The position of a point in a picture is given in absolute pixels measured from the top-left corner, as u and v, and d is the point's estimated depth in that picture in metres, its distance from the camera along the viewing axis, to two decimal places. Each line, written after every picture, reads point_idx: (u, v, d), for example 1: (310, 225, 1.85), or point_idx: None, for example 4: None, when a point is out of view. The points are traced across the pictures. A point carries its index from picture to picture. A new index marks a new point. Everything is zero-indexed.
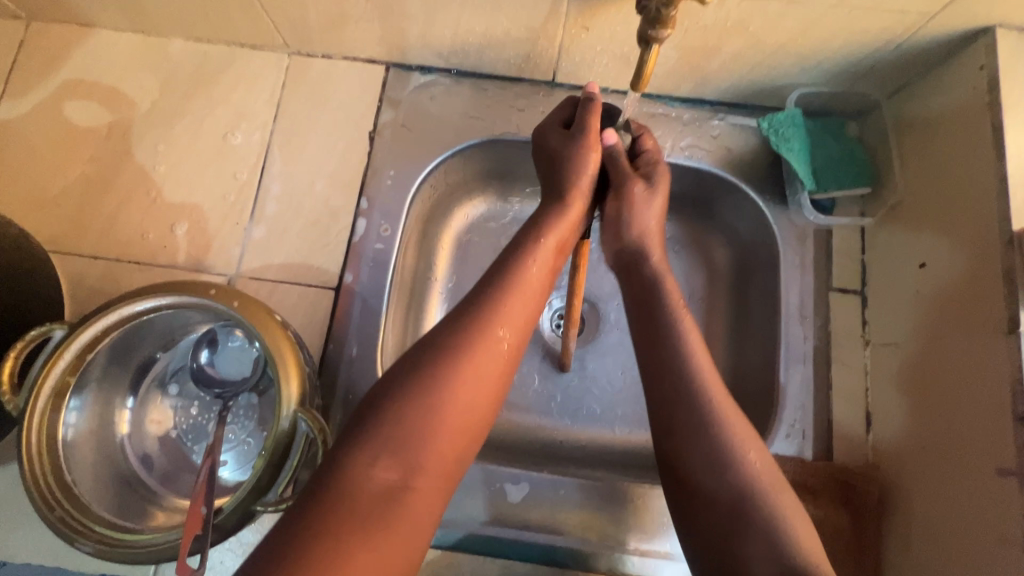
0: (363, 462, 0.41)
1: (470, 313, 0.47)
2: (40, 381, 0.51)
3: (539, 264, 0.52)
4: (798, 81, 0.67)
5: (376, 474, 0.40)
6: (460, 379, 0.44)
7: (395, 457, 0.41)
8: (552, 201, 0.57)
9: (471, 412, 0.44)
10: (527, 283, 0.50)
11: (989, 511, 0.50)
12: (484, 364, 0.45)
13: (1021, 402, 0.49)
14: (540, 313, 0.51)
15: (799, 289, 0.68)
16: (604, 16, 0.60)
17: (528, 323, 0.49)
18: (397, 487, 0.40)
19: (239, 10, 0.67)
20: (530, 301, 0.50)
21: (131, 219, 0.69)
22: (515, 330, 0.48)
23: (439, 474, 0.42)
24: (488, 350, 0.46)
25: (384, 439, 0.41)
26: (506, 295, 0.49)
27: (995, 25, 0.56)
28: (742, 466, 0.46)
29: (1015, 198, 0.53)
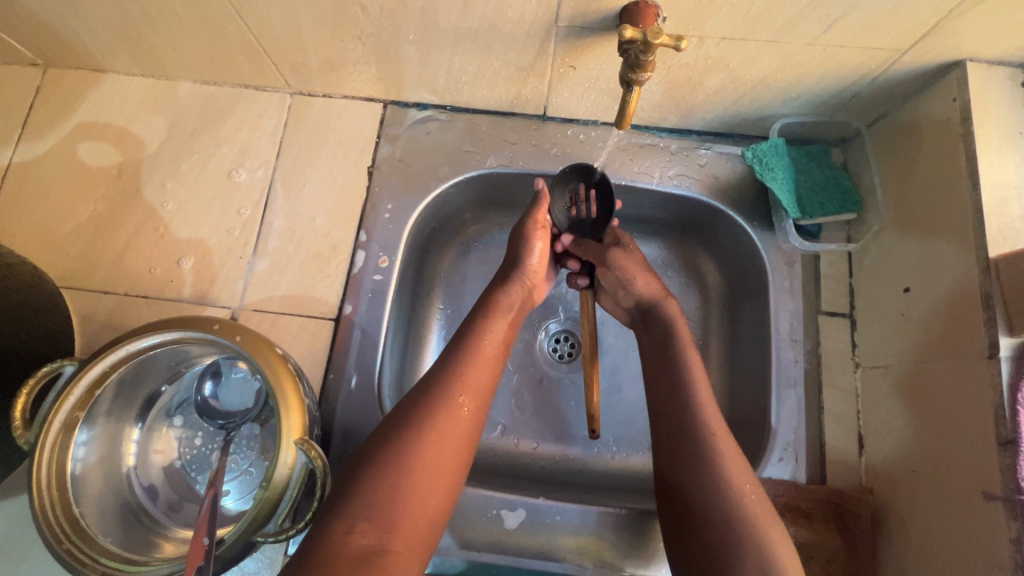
0: (340, 529, 0.44)
1: (430, 387, 0.53)
2: (50, 417, 0.53)
3: (494, 337, 0.59)
4: (780, 112, 0.69)
5: (353, 539, 0.44)
6: (428, 447, 0.49)
7: (371, 522, 0.45)
8: (501, 280, 0.66)
9: (439, 479, 0.49)
10: (482, 356, 0.57)
11: (978, 536, 0.51)
12: (449, 432, 0.50)
13: (1004, 426, 0.50)
14: (496, 380, 0.57)
15: (788, 313, 0.69)
16: (589, 56, 0.63)
17: (487, 389, 0.55)
18: (374, 550, 0.44)
19: (243, 56, 0.70)
20: (489, 373, 0.57)
21: (139, 254, 0.72)
22: (474, 397, 0.54)
23: (412, 536, 0.46)
24: (451, 418, 0.51)
25: (360, 507, 0.45)
26: (463, 368, 0.55)
27: (965, 59, 0.58)
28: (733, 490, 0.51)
29: (991, 224, 0.54)
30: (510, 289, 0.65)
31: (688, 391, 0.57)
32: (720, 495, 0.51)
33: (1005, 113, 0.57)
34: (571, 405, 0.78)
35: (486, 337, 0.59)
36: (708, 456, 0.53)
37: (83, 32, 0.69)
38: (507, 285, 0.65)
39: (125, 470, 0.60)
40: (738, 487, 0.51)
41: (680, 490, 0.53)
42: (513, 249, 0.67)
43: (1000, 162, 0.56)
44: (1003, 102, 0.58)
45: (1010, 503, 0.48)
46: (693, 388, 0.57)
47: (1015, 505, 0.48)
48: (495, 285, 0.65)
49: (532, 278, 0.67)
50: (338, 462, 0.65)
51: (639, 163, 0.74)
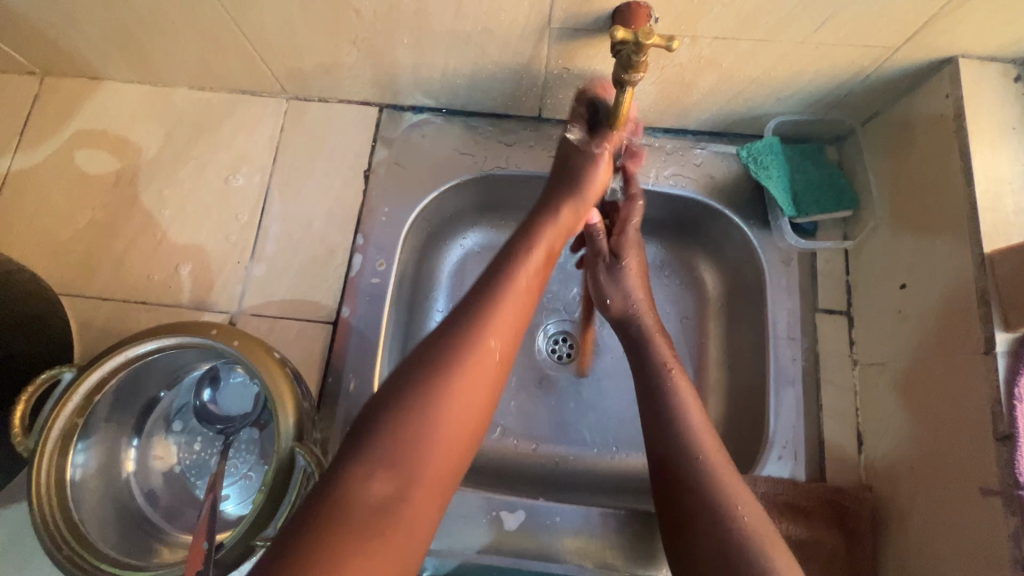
0: (359, 476, 0.45)
1: (457, 330, 0.51)
2: (50, 423, 0.53)
3: (528, 274, 0.56)
4: (774, 111, 0.70)
5: (372, 487, 0.44)
6: (453, 391, 0.48)
7: (391, 470, 0.45)
8: (545, 214, 0.62)
9: (461, 428, 0.48)
10: (517, 293, 0.54)
11: (978, 531, 0.51)
12: (477, 378, 0.49)
13: (1002, 421, 0.50)
14: (527, 320, 0.55)
15: (786, 312, 0.69)
16: (583, 58, 0.63)
17: (516, 332, 0.54)
18: (392, 500, 0.44)
19: (239, 62, 0.71)
20: (521, 309, 0.55)
21: (137, 261, 0.72)
22: (505, 339, 0.52)
23: (432, 486, 0.46)
24: (480, 361, 0.50)
25: (380, 453, 0.45)
26: (494, 308, 0.53)
27: (957, 55, 0.58)
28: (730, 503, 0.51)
29: (985, 220, 0.54)
30: (550, 227, 0.61)
31: (680, 422, 0.56)
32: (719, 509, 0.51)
33: (997, 109, 0.57)
34: (570, 406, 0.78)
35: (520, 274, 0.56)
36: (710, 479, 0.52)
37: (79, 40, 0.69)
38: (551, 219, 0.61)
39: (124, 476, 0.60)
40: (746, 518, 0.50)
41: (687, 521, 0.51)
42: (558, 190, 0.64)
43: (994, 157, 0.56)
44: (995, 98, 0.58)
45: (1008, 498, 0.48)
46: (690, 421, 0.56)
47: (1013, 500, 0.48)
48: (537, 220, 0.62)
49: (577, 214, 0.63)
50: None
51: None
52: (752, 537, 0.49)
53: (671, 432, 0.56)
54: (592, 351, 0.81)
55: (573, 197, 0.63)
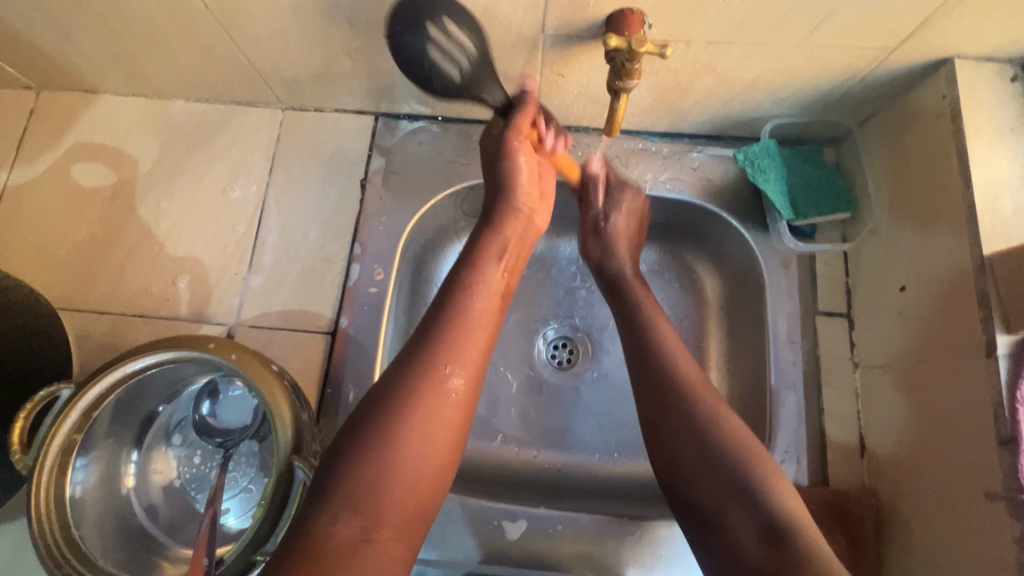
0: (327, 518, 0.44)
1: (410, 364, 0.50)
2: (49, 440, 0.53)
3: (483, 291, 0.56)
4: (771, 114, 0.69)
5: (337, 528, 0.44)
6: (413, 428, 0.47)
7: (355, 512, 0.45)
8: (491, 226, 0.62)
9: (425, 465, 0.48)
10: (473, 319, 0.54)
11: (982, 537, 0.50)
12: (432, 412, 0.49)
13: (1005, 424, 0.49)
14: (491, 343, 0.55)
15: (786, 315, 0.69)
16: (577, 65, 0.63)
17: (478, 359, 0.52)
18: (360, 540, 0.44)
19: (234, 73, 0.71)
20: (480, 336, 0.54)
21: (135, 274, 0.72)
22: (464, 368, 0.51)
23: (400, 525, 0.46)
24: (436, 392, 0.49)
25: (348, 495, 0.45)
26: (449, 337, 0.52)
27: (954, 55, 0.58)
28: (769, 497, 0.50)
29: (985, 221, 0.54)
30: (489, 244, 0.60)
31: (704, 414, 0.56)
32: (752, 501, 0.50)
33: (995, 109, 0.57)
34: (571, 412, 0.78)
35: (474, 297, 0.56)
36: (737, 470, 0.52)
37: (74, 54, 0.69)
38: (498, 232, 0.61)
39: (125, 491, 0.60)
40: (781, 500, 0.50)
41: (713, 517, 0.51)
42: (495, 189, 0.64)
43: (992, 158, 0.56)
44: (992, 98, 0.57)
45: (1013, 503, 0.48)
46: (714, 412, 0.56)
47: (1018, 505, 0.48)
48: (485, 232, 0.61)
49: (524, 206, 0.64)
50: None
51: (631, 168, 0.74)
52: (790, 522, 0.48)
53: (693, 428, 0.55)
54: (593, 357, 0.80)
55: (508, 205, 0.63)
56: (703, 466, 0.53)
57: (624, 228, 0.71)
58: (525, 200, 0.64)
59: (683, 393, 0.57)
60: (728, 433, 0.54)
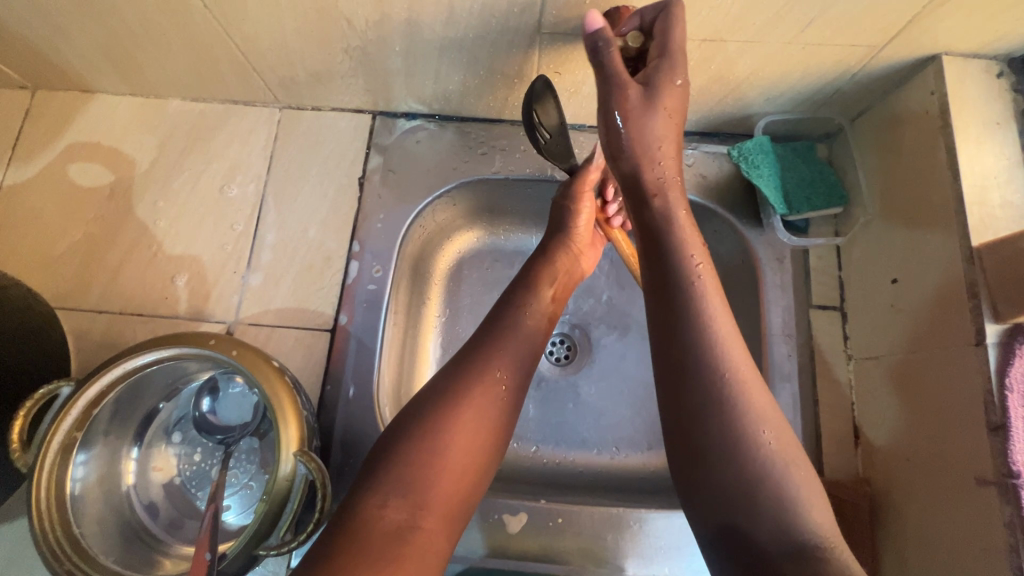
0: (374, 504, 0.46)
1: (467, 363, 0.53)
2: (48, 438, 0.53)
3: (533, 309, 0.59)
4: (764, 111, 0.70)
5: (386, 513, 0.45)
6: (463, 419, 0.49)
7: (404, 498, 0.46)
8: (542, 257, 0.66)
9: (473, 456, 0.49)
10: (522, 328, 0.57)
11: (973, 521, 0.51)
12: (485, 410, 0.51)
13: (994, 411, 0.50)
14: (535, 357, 0.57)
15: (781, 309, 0.70)
16: (573, 62, 0.63)
17: (527, 367, 0.55)
18: (406, 526, 0.45)
19: (231, 72, 0.71)
20: (530, 347, 0.57)
21: (133, 272, 0.72)
22: (513, 371, 0.54)
23: (444, 514, 0.47)
24: (487, 390, 0.51)
25: (393, 483, 0.46)
26: (500, 342, 0.55)
27: (941, 53, 0.59)
28: (757, 447, 0.45)
29: (973, 214, 0.55)
30: (541, 278, 0.63)
31: (727, 390, 0.47)
32: (736, 447, 0.45)
33: (981, 105, 0.59)
34: (570, 407, 0.78)
35: (527, 313, 0.59)
36: (726, 409, 0.47)
37: (70, 53, 0.69)
38: (547, 260, 0.65)
39: (125, 489, 0.60)
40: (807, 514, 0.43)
41: (699, 453, 0.47)
42: (554, 227, 0.69)
43: (979, 153, 0.57)
44: (979, 94, 0.59)
45: (1003, 488, 0.49)
46: (746, 392, 0.47)
47: (1008, 490, 0.49)
48: (539, 261, 0.65)
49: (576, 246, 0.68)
50: (338, 471, 0.65)
51: None
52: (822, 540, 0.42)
53: (716, 409, 0.47)
54: (591, 352, 0.81)
55: (562, 243, 0.67)
56: (712, 444, 0.46)
57: (662, 131, 0.58)
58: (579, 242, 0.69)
59: (710, 362, 0.48)
60: (758, 428, 0.46)
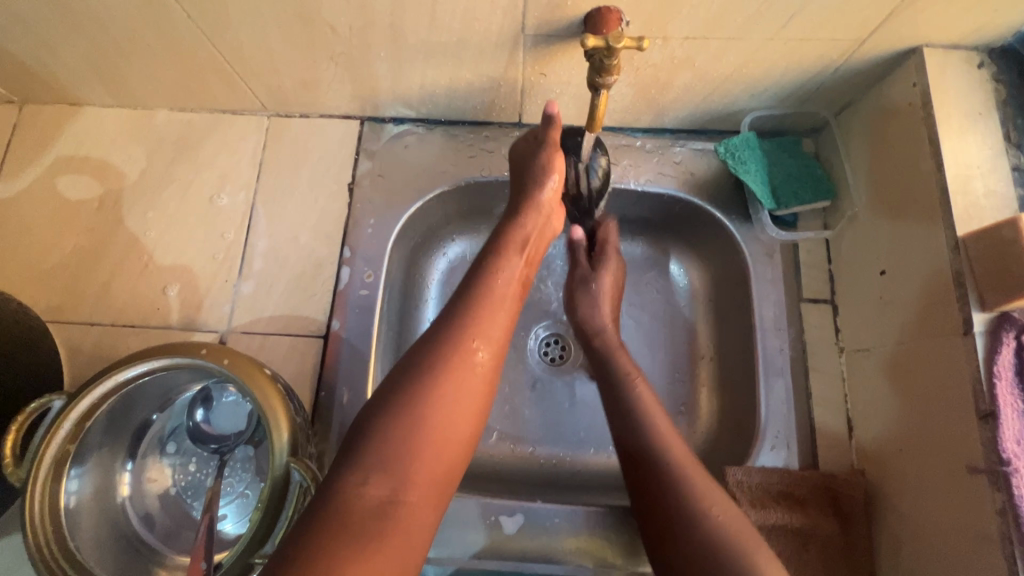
0: (353, 483, 0.44)
1: (440, 333, 0.51)
2: (41, 451, 0.53)
3: (506, 278, 0.56)
4: (749, 107, 0.71)
5: (367, 491, 0.44)
6: (443, 390, 0.48)
7: (385, 474, 0.44)
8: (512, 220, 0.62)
9: (455, 427, 0.48)
10: (497, 298, 0.54)
11: (966, 509, 0.51)
12: (464, 381, 0.49)
13: (983, 399, 0.51)
14: (512, 325, 0.54)
15: (771, 303, 0.70)
16: (558, 63, 0.64)
17: (503, 337, 0.53)
18: (388, 503, 0.44)
19: (218, 82, 0.71)
20: (504, 318, 0.54)
21: (124, 284, 0.72)
22: (490, 343, 0.51)
23: (427, 488, 0.45)
24: (462, 363, 0.49)
25: (374, 459, 0.45)
26: (476, 311, 0.52)
27: (921, 45, 0.60)
28: (709, 519, 0.50)
29: (957, 204, 0.56)
30: (523, 237, 0.61)
31: (668, 469, 0.55)
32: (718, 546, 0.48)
33: (963, 95, 0.59)
34: (567, 407, 0.78)
35: (499, 278, 0.56)
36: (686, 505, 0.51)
37: (56, 66, 0.69)
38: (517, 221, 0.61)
39: (120, 500, 0.60)
40: (752, 555, 0.47)
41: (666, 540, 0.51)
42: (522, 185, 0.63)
43: (961, 143, 0.57)
44: (960, 84, 0.59)
45: (994, 475, 0.49)
46: (703, 496, 0.52)
47: (999, 477, 0.49)
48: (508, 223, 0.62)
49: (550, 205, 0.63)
50: None
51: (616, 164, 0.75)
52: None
53: (680, 499, 0.52)
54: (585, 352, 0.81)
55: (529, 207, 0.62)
56: (674, 525, 0.51)
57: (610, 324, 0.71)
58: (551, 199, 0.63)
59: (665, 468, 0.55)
60: (699, 494, 0.52)
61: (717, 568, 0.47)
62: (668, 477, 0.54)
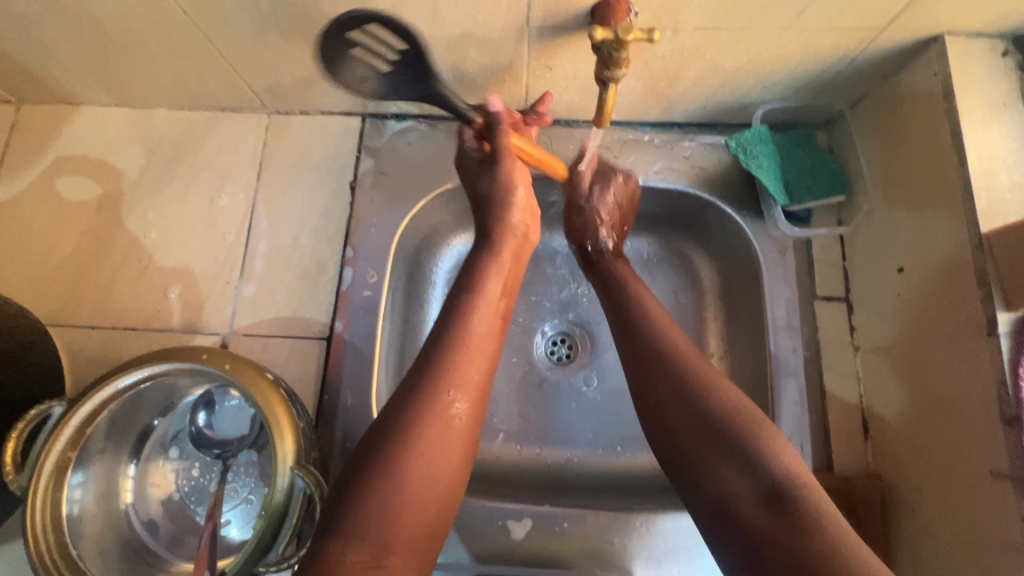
0: (336, 549, 0.43)
1: (416, 388, 0.51)
2: (42, 460, 0.52)
3: (481, 316, 0.56)
4: (761, 99, 0.69)
5: (349, 557, 0.43)
6: (421, 452, 0.48)
7: (365, 539, 0.44)
8: (487, 250, 0.61)
9: (433, 485, 0.48)
10: (470, 341, 0.54)
11: (989, 516, 0.50)
12: (439, 440, 0.49)
13: (1008, 403, 0.49)
14: (488, 375, 0.55)
15: (784, 301, 0.68)
16: (564, 56, 0.62)
17: (479, 383, 0.53)
18: (372, 569, 0.43)
19: (217, 79, 0.70)
20: (479, 358, 0.54)
21: (125, 287, 0.71)
22: (466, 393, 0.52)
23: (409, 551, 0.46)
24: (439, 421, 0.50)
25: (356, 525, 0.44)
26: (452, 363, 0.52)
27: (943, 33, 0.57)
28: (738, 423, 0.51)
29: (981, 199, 0.53)
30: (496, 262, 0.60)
31: (692, 381, 0.55)
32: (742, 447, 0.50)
33: (987, 86, 0.57)
34: (575, 407, 0.77)
35: (472, 321, 0.55)
36: (715, 416, 0.52)
37: (50, 64, 0.68)
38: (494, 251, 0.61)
39: (123, 507, 0.59)
40: (772, 456, 0.49)
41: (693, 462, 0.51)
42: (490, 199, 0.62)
43: (985, 135, 0.55)
44: (984, 74, 0.57)
45: (1020, 483, 0.47)
46: (731, 404, 0.52)
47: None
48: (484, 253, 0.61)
49: (523, 211, 0.63)
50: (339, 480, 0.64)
51: (624, 159, 0.73)
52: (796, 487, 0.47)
53: (702, 408, 0.53)
54: (593, 352, 0.80)
55: (503, 227, 0.62)
56: (700, 446, 0.51)
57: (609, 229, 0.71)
58: (522, 214, 0.63)
59: (690, 383, 0.54)
60: (729, 404, 0.52)
61: (732, 480, 0.49)
62: (722, 423, 0.51)
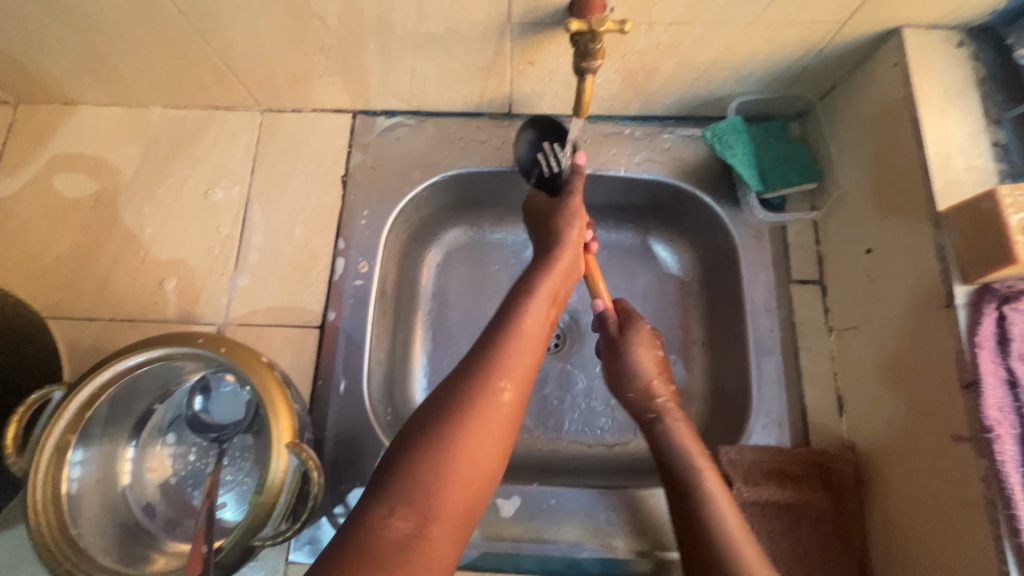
0: (379, 515, 0.40)
1: (464, 371, 0.48)
2: (42, 441, 0.54)
3: (534, 317, 0.53)
4: (735, 92, 0.72)
5: (392, 524, 0.40)
6: (470, 431, 0.45)
7: (408, 507, 0.41)
8: (542, 254, 0.60)
9: (480, 466, 0.44)
10: (525, 336, 0.52)
11: (951, 477, 0.52)
12: (489, 423, 0.46)
13: (966, 368, 0.51)
14: (538, 363, 0.52)
15: (761, 284, 0.71)
16: (544, 51, 0.65)
17: (528, 373, 0.50)
18: (411, 538, 0.40)
19: (211, 78, 0.72)
20: (532, 357, 0.51)
21: (122, 279, 0.73)
22: (517, 380, 0.49)
23: (450, 526, 0.42)
24: (490, 401, 0.46)
25: (396, 492, 0.41)
26: (503, 347, 0.50)
27: (901, 26, 0.61)
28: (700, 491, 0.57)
29: (939, 179, 0.56)
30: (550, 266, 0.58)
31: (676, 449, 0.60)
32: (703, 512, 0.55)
33: (944, 74, 0.60)
34: (563, 393, 0.79)
35: (527, 316, 0.53)
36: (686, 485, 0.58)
37: (48, 64, 0.70)
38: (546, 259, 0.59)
39: (121, 488, 0.61)
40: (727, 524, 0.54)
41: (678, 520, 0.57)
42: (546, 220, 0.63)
43: (943, 120, 0.58)
44: (940, 64, 0.60)
45: (978, 444, 0.50)
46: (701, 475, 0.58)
47: (982, 445, 0.49)
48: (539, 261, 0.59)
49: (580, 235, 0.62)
50: (333, 462, 0.66)
51: (606, 152, 0.76)
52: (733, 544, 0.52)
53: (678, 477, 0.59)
54: (580, 339, 0.82)
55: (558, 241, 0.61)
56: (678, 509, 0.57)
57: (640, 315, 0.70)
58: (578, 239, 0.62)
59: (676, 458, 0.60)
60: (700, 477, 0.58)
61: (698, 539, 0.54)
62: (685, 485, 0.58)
